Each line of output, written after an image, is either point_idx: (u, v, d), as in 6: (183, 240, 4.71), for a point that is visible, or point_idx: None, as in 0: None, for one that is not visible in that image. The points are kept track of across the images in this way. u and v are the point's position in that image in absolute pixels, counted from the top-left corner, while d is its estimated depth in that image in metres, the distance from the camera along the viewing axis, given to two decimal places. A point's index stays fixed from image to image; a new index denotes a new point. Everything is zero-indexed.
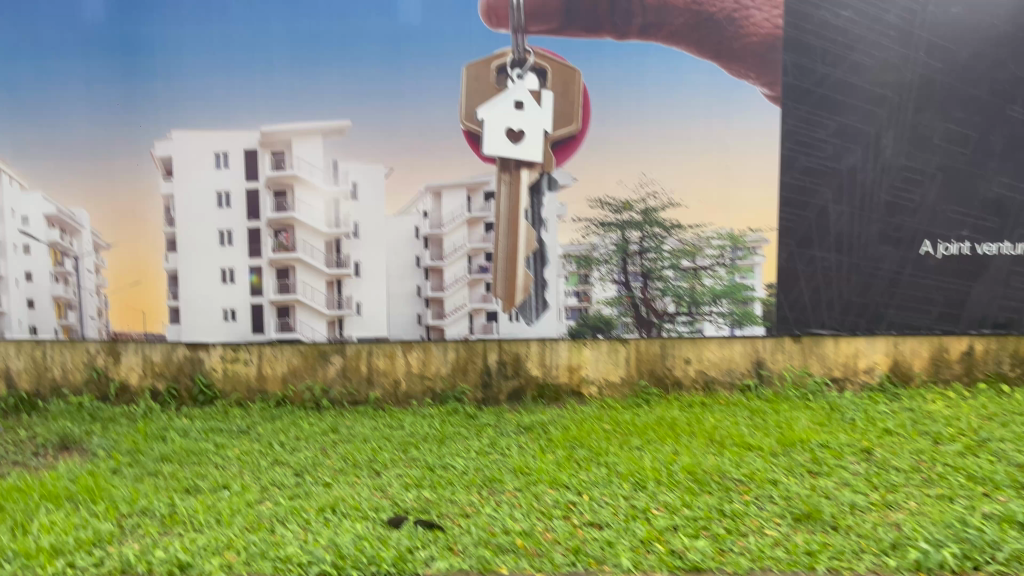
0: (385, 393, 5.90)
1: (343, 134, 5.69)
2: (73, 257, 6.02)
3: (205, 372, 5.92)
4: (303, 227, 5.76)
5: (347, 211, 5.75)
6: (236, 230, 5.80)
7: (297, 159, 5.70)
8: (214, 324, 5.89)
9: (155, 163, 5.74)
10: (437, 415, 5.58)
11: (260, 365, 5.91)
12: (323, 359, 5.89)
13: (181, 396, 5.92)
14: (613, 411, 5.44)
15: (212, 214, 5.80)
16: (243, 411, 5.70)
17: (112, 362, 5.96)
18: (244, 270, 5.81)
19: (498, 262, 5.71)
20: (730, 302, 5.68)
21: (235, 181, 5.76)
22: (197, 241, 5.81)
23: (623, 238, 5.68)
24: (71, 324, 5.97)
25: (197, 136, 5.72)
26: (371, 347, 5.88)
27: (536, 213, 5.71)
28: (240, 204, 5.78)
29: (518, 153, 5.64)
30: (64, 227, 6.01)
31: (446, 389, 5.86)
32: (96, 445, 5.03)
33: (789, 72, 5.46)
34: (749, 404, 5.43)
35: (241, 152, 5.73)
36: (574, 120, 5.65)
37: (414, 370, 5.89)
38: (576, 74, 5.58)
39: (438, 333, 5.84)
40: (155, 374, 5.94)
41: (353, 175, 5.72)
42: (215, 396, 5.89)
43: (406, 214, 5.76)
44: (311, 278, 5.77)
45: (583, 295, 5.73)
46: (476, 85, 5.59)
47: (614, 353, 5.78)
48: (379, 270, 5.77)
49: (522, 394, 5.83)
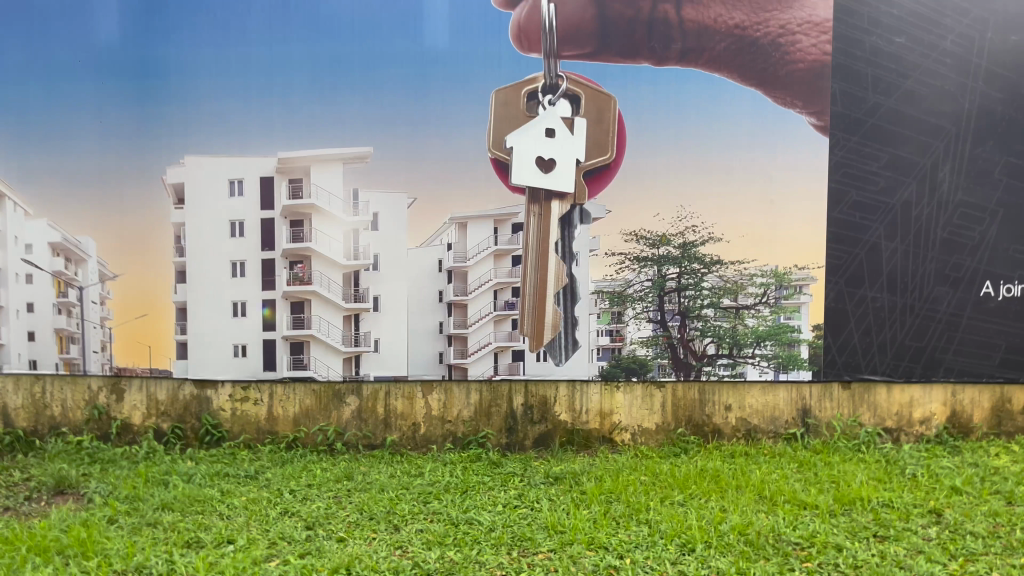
0: (403, 437, 5.52)
1: (365, 162, 5.39)
2: (78, 287, 5.67)
3: (212, 412, 5.58)
4: (319, 259, 5.45)
5: (367, 242, 5.44)
6: (249, 261, 5.49)
7: (315, 187, 5.41)
8: (222, 360, 5.53)
9: (165, 190, 5.43)
10: (459, 462, 5.22)
11: (271, 405, 5.55)
12: (338, 399, 5.53)
13: (186, 437, 5.59)
14: (649, 461, 5.05)
15: (224, 244, 5.49)
16: (252, 455, 5.36)
17: (114, 400, 5.64)
18: (256, 303, 5.48)
19: (526, 299, 5.37)
20: (774, 344, 5.28)
21: (250, 210, 5.46)
22: (207, 272, 5.50)
23: (660, 274, 5.32)
24: (73, 358, 5.64)
25: (211, 162, 5.43)
26: (389, 387, 5.53)
27: (566, 247, 5.36)
28: (254, 234, 5.48)
29: (548, 183, 5.33)
30: (69, 255, 5.68)
31: (469, 433, 5.50)
32: (93, 490, 4.67)
33: (837, 100, 5.14)
34: (797, 455, 5.03)
35: (256, 179, 5.44)
36: (608, 149, 5.33)
37: (435, 413, 5.52)
38: (611, 100, 5.29)
39: (460, 373, 5.47)
40: (159, 413, 5.61)
41: (374, 205, 5.42)
42: (222, 437, 5.55)
43: (428, 245, 5.44)
44: (327, 313, 5.43)
45: (616, 334, 5.34)
46: (506, 111, 5.28)
47: (649, 398, 5.41)
48: (399, 305, 5.44)
49: (550, 440, 5.47)
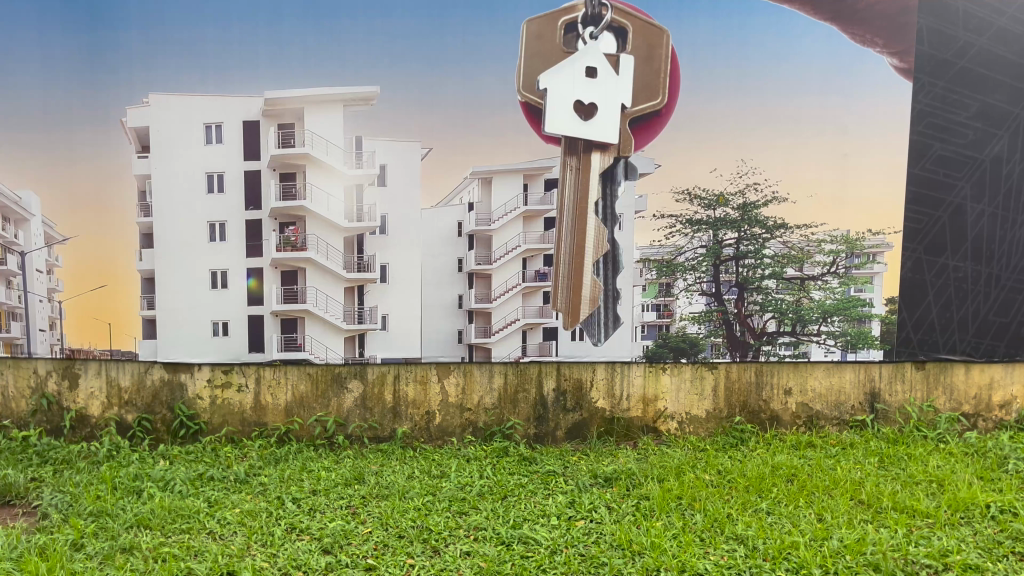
0: (416, 427, 4.77)
1: (369, 104, 4.53)
2: (18, 252, 4.71)
3: (187, 401, 4.69)
4: (316, 220, 4.57)
5: (373, 201, 4.59)
6: (230, 221, 4.58)
7: (309, 134, 4.53)
8: (200, 340, 4.68)
9: (127, 136, 4.53)
10: (485, 457, 4.48)
11: (258, 393, 4.70)
12: (338, 385, 4.70)
13: (156, 431, 4.72)
14: (708, 456, 4.39)
15: (199, 201, 4.58)
16: (238, 451, 4.53)
17: (66, 387, 4.69)
18: (239, 272, 4.60)
19: (560, 268, 4.62)
20: (842, 320, 4.68)
21: (231, 160, 4.54)
22: (179, 236, 4.59)
23: (716, 239, 4.61)
24: (14, 337, 4.74)
25: (182, 102, 4.50)
26: (398, 371, 4.72)
27: (608, 207, 4.60)
28: (236, 190, 4.57)
29: (588, 132, 4.53)
30: (5, 214, 4.66)
31: (491, 424, 4.76)
32: (46, 504, 3.77)
33: (922, 39, 4.48)
34: (871, 447, 4.42)
35: (238, 124, 4.53)
36: (660, 93, 4.54)
37: (453, 401, 4.75)
38: (664, 35, 4.52)
39: (483, 354, 4.75)
40: (122, 402, 4.70)
41: (381, 156, 4.58)
42: (199, 431, 4.68)
43: (446, 205, 4.63)
44: (325, 285, 4.60)
45: (664, 309, 4.67)
46: (539, 46, 4.48)
47: (700, 382, 4.71)
48: (413, 276, 4.65)
49: (585, 430, 4.76)
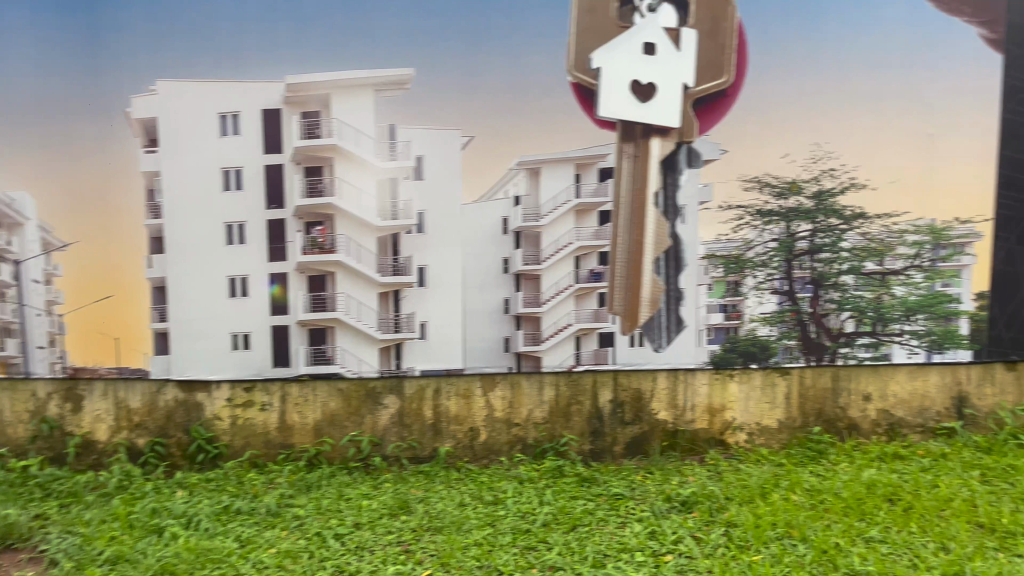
0: (459, 446, 4.34)
1: (403, 89, 4.09)
2: (13, 261, 4.18)
3: (206, 421, 4.27)
4: (346, 220, 4.10)
5: (408, 196, 4.11)
6: (250, 222, 4.10)
7: (337, 123, 4.06)
8: (218, 355, 4.18)
9: (132, 128, 4.09)
10: (540, 479, 4.04)
11: (284, 411, 4.28)
12: (373, 401, 4.28)
13: (170, 456, 4.27)
14: (789, 473, 3.95)
15: (214, 200, 4.10)
16: (265, 477, 4.08)
17: (70, 410, 4.24)
18: (261, 278, 4.12)
19: (616, 267, 4.18)
20: (927, 318, 4.26)
21: (249, 153, 4.06)
22: (192, 239, 4.10)
23: (789, 232, 4.19)
24: (10, 356, 4.22)
25: (193, 89, 4.03)
26: (438, 384, 4.30)
27: (669, 199, 4.16)
28: (256, 186, 4.07)
29: (646, 116, 4.08)
30: None
31: (542, 439, 4.33)
32: (55, 549, 3.28)
33: (1014, 8, 4.05)
34: (967, 457, 4.00)
35: (257, 113, 4.05)
36: (725, 70, 4.11)
37: (499, 415, 4.32)
38: (729, 6, 4.09)
39: (532, 364, 4.26)
40: (132, 425, 4.25)
41: (417, 146, 4.12)
42: (220, 455, 4.26)
43: (489, 199, 4.15)
44: (357, 290, 4.12)
45: (732, 311, 4.24)
46: (592, 20, 4.03)
47: (770, 389, 4.32)
48: (453, 279, 4.16)
49: (646, 445, 4.34)
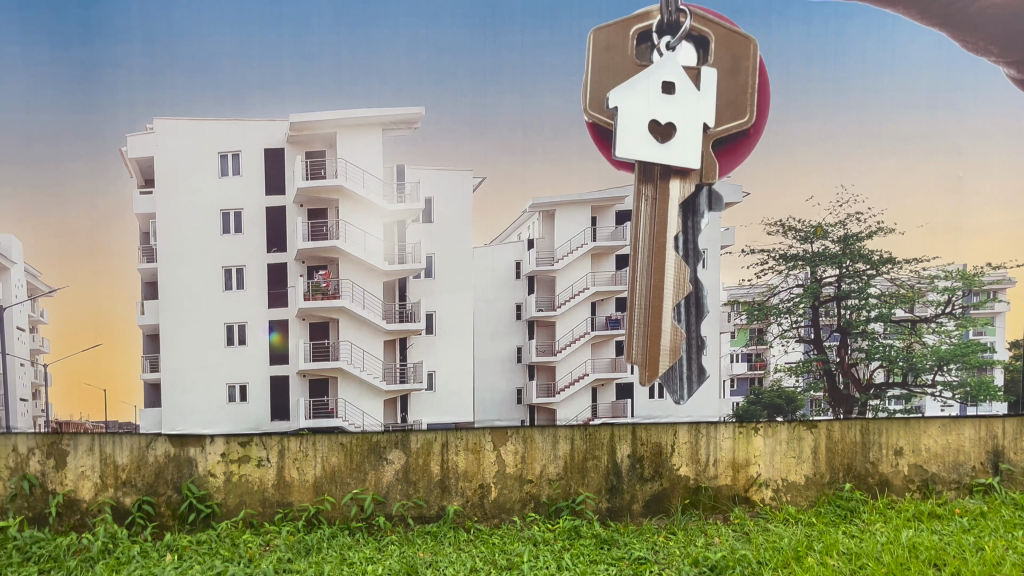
0: (468, 504, 4.09)
1: (412, 128, 3.89)
2: None
3: (198, 479, 4.01)
4: (351, 264, 3.89)
5: (417, 239, 3.93)
6: (250, 266, 3.90)
7: (343, 163, 3.88)
8: (212, 408, 3.92)
9: (127, 167, 3.89)
10: (556, 541, 3.78)
11: (282, 467, 4.02)
12: (376, 456, 4.04)
13: (159, 516, 3.99)
14: (822, 534, 3.68)
15: (212, 243, 3.89)
16: (261, 539, 3.80)
17: (53, 466, 3.98)
18: (261, 325, 3.90)
19: (635, 313, 3.98)
20: (960, 368, 4.09)
21: (250, 195, 3.88)
22: (188, 285, 3.89)
23: (815, 277, 4.03)
24: None
25: (193, 128, 3.86)
26: (446, 438, 4.05)
27: (690, 242, 3.99)
28: (256, 229, 3.89)
29: (665, 156, 3.92)
30: None
31: (556, 497, 4.09)
32: None
33: None
34: (1007, 516, 3.77)
35: (260, 152, 3.87)
36: (747, 110, 3.98)
37: (511, 471, 4.08)
38: (750, 45, 3.97)
39: (546, 417, 4.03)
40: (119, 483, 3.99)
41: (426, 187, 3.93)
42: (212, 515, 3.99)
43: (501, 243, 3.97)
44: (361, 338, 3.89)
45: (756, 360, 4.03)
46: (609, 59, 3.91)
47: (796, 443, 4.10)
48: (463, 326, 3.94)
49: (666, 503, 4.10)
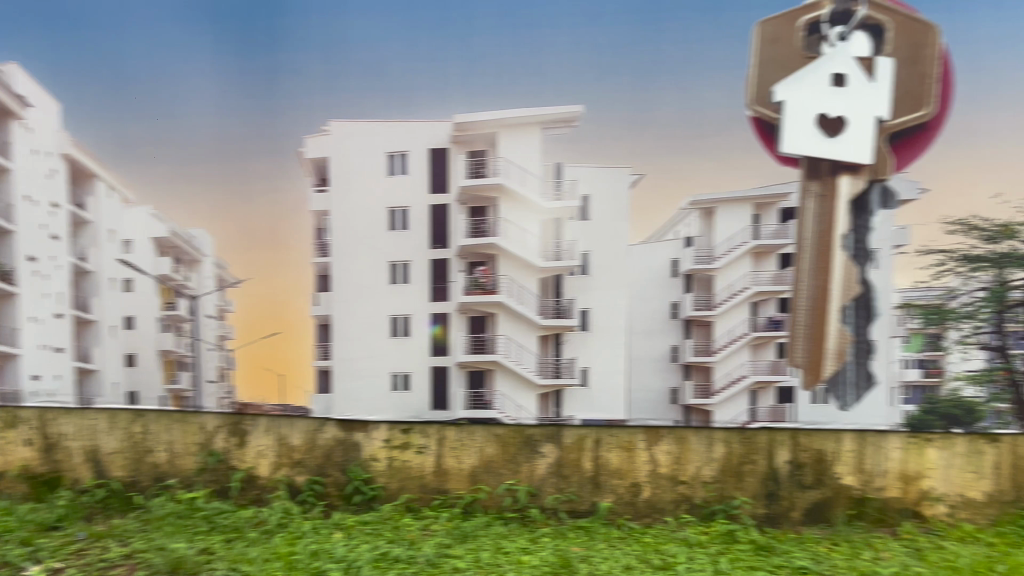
0: (621, 501, 4.10)
1: (572, 126, 3.96)
2: (189, 296, 4.33)
3: (362, 462, 4.26)
4: (509, 260, 3.95)
5: (573, 236, 3.94)
6: (414, 261, 4.06)
7: (502, 162, 3.97)
8: (377, 396, 4.13)
9: (304, 168, 4.15)
10: (712, 544, 3.71)
11: (441, 455, 4.22)
12: (530, 448, 4.14)
13: (328, 495, 4.25)
14: (1006, 556, 3.42)
15: (380, 238, 4.10)
16: (421, 523, 3.97)
17: (236, 444, 4.32)
18: (423, 318, 4.05)
19: (798, 314, 3.89)
20: None
21: (416, 194, 4.05)
22: (357, 278, 4.09)
23: (1001, 279, 3.80)
24: (183, 389, 4.42)
25: (364, 130, 4.06)
26: (599, 435, 4.09)
27: (860, 242, 3.82)
28: (421, 226, 4.07)
29: (834, 151, 3.78)
30: (179, 255, 4.29)
31: (711, 500, 4.01)
32: None
33: None
34: None
35: (425, 152, 4.03)
36: (926, 101, 3.74)
37: (664, 471, 4.05)
38: (931, 32, 3.73)
39: (702, 418, 3.98)
40: (292, 462, 4.28)
41: (584, 185, 3.95)
42: (376, 497, 4.21)
43: (658, 241, 3.94)
44: (518, 333, 3.95)
45: (931, 367, 3.79)
46: (775, 51, 3.77)
47: (976, 457, 3.85)
48: (618, 323, 3.91)
49: (829, 513, 3.94)
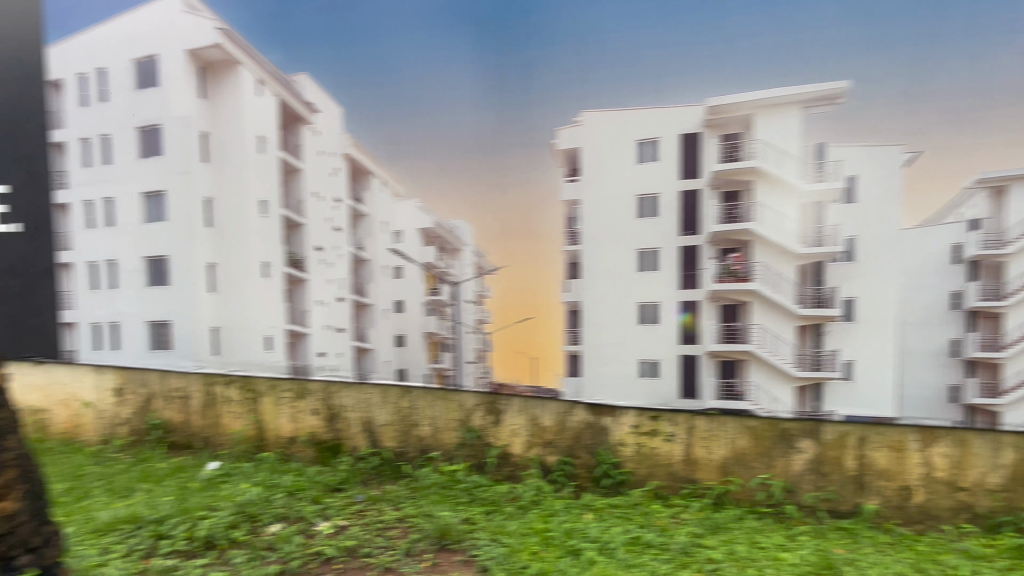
0: (888, 505, 3.95)
1: (835, 104, 3.73)
2: (452, 282, 4.51)
3: (611, 446, 4.36)
4: (765, 247, 3.80)
5: (837, 221, 3.69)
6: (663, 248, 4.02)
7: (759, 144, 3.79)
8: (626, 382, 4.15)
9: (556, 159, 4.25)
10: (999, 560, 3.36)
11: (690, 444, 4.21)
12: (786, 443, 4.03)
13: (577, 477, 4.42)
14: None
15: (629, 226, 4.08)
16: (670, 510, 4.01)
17: (492, 422, 4.64)
18: (673, 306, 4.01)
19: None
20: None
21: (666, 180, 3.98)
22: (606, 265, 4.11)
23: None
24: (445, 369, 4.72)
25: (615, 118, 4.05)
26: (863, 433, 3.92)
27: None
28: (671, 213, 4.00)
29: None
30: (443, 244, 4.55)
31: (998, 510, 3.77)
32: (486, 556, 3.50)
33: None
34: None
35: (676, 138, 3.94)
36: None
37: (942, 476, 3.84)
38: None
39: (988, 420, 3.67)
40: (543, 443, 4.51)
41: (850, 165, 3.68)
42: (624, 481, 4.33)
43: (936, 224, 3.58)
44: (773, 322, 3.81)
45: None
46: None
47: None
48: (888, 314, 3.65)
49: None
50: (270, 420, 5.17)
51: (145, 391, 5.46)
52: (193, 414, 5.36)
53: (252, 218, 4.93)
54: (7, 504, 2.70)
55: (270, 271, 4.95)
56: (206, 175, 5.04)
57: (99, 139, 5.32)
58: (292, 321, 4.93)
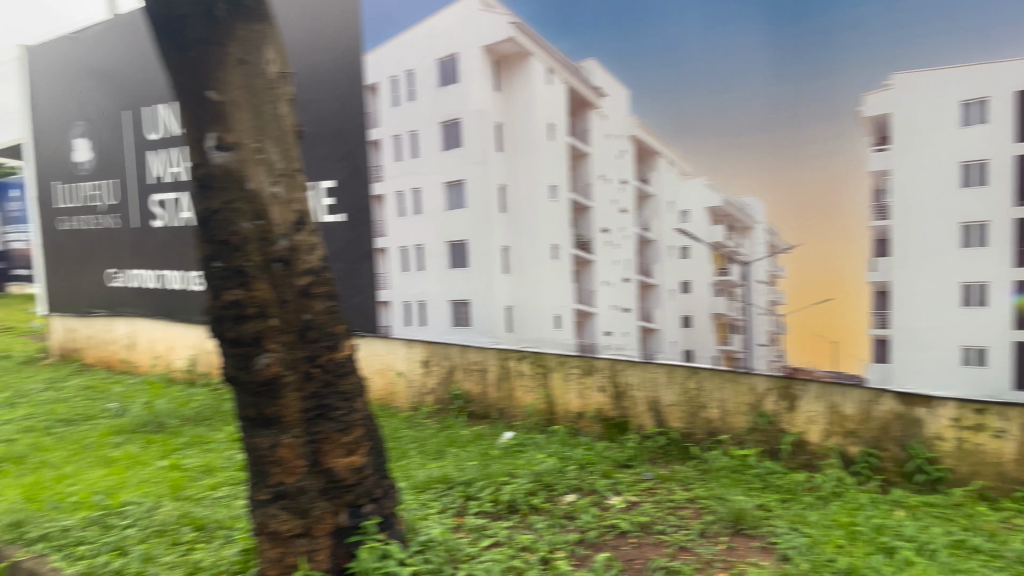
0: None
1: None
2: (742, 262, 4.42)
3: (925, 440, 3.95)
4: None
5: None
6: (995, 221, 3.65)
7: None
8: (945, 369, 3.85)
9: (861, 127, 3.96)
10: None
11: None
12: None
13: (885, 470, 4.06)
14: None
15: (951, 198, 3.74)
16: (1002, 515, 3.56)
17: (787, 408, 4.39)
18: (1006, 286, 3.66)
19: None
20: None
21: (998, 144, 3.59)
22: (925, 241, 3.84)
23: None
24: (734, 350, 4.51)
25: (934, 79, 3.72)
26: None
27: None
28: (1004, 181, 3.59)
29: None
30: (732, 223, 4.43)
31: None
32: (787, 544, 3.38)
33: None
34: None
35: (1012, 97, 3.54)
36: None
37: None
38: None
39: None
40: (845, 432, 4.19)
41: None
42: (941, 480, 3.88)
43: None
44: None
45: None
46: None
47: None
48: None
49: None
50: (559, 395, 5.30)
51: (448, 363, 5.91)
52: (490, 386, 5.67)
53: (543, 202, 5.22)
54: (358, 458, 3.13)
55: (558, 252, 5.20)
56: (501, 163, 5.38)
57: (407, 135, 5.86)
58: (581, 300, 5.13)
